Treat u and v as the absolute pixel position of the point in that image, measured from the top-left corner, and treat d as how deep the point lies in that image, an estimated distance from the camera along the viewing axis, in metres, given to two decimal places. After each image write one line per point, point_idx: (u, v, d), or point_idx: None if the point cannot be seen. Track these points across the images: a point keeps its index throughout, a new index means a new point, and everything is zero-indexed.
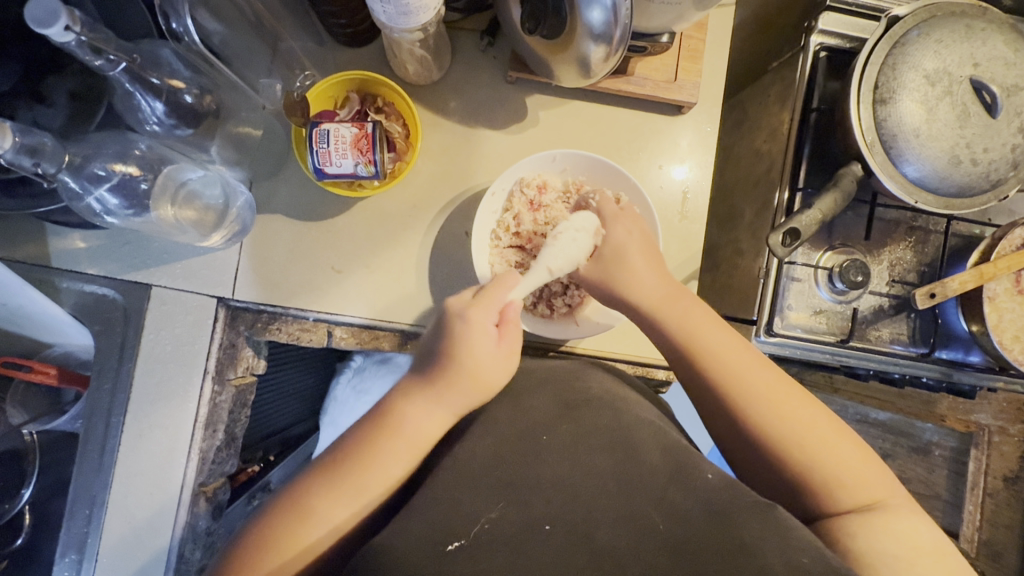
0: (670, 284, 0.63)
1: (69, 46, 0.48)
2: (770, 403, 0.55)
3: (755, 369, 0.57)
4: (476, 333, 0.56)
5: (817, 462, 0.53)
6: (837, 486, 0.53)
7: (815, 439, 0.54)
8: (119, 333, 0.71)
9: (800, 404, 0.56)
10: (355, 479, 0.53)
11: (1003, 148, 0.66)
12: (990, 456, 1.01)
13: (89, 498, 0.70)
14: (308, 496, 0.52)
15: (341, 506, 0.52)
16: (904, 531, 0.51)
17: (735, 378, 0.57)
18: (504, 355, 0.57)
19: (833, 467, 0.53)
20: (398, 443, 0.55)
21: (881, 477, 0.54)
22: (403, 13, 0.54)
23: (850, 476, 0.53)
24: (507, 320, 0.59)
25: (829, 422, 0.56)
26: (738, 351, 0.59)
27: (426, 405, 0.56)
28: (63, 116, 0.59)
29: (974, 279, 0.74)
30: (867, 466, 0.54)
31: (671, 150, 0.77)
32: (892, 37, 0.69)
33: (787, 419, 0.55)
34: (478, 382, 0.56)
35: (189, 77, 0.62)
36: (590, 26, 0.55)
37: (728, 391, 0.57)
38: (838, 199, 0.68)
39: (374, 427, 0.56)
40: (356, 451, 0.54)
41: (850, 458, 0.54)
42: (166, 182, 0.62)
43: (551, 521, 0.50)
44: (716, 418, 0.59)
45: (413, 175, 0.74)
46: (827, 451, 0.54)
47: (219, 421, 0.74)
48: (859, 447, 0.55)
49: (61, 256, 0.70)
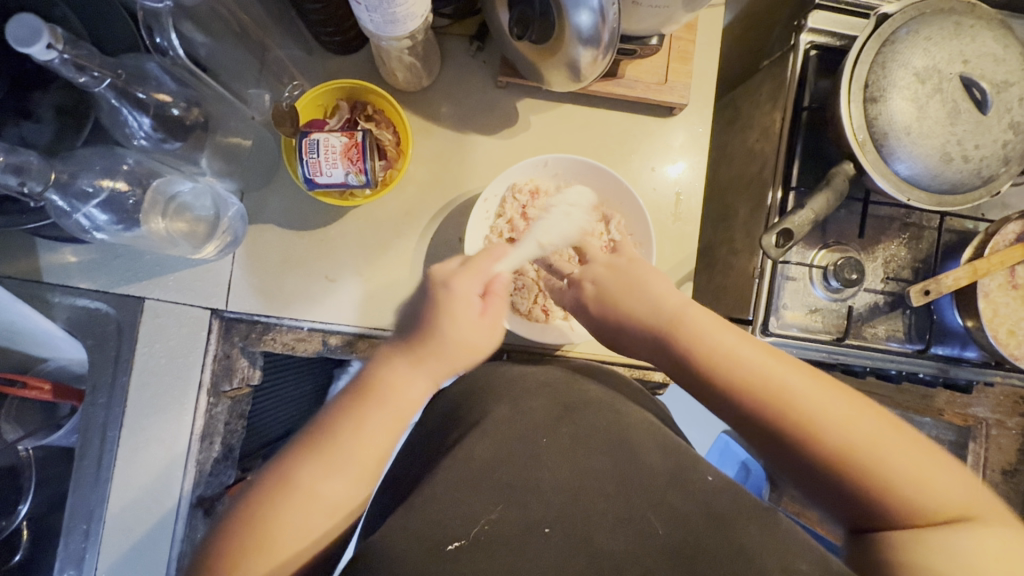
0: (676, 304, 0.60)
1: (53, 64, 0.48)
2: (793, 402, 0.52)
3: (773, 367, 0.54)
4: (458, 303, 0.56)
5: (849, 462, 0.50)
6: (882, 491, 0.49)
7: (855, 438, 0.50)
8: (112, 349, 0.70)
9: (825, 394, 0.53)
10: (345, 445, 0.52)
11: (994, 144, 0.66)
12: (989, 449, 1.03)
13: (86, 514, 0.69)
14: (296, 485, 0.50)
15: (335, 480, 0.51)
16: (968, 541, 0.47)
17: (750, 379, 0.54)
18: (487, 329, 0.58)
19: (880, 473, 0.49)
20: (382, 411, 0.54)
21: (936, 477, 0.50)
22: (390, 22, 0.54)
23: (894, 474, 0.49)
24: (493, 293, 0.58)
25: (867, 413, 0.52)
26: (747, 347, 0.56)
27: (410, 377, 0.56)
28: (50, 132, 0.58)
29: (968, 274, 0.74)
30: (914, 455, 0.50)
31: (663, 152, 0.77)
32: (881, 36, 0.68)
33: (812, 423, 0.51)
34: (462, 353, 0.57)
35: (177, 91, 0.62)
36: (579, 29, 0.55)
37: (744, 389, 0.54)
38: (831, 199, 0.68)
39: (357, 401, 0.54)
40: (342, 420, 0.53)
41: (897, 454, 0.50)
42: (154, 197, 0.62)
43: (550, 525, 0.50)
44: (738, 425, 0.56)
45: (404, 182, 0.73)
46: (869, 448, 0.50)
47: (216, 433, 0.74)
48: (900, 438, 0.51)
49: (52, 270, 0.69)
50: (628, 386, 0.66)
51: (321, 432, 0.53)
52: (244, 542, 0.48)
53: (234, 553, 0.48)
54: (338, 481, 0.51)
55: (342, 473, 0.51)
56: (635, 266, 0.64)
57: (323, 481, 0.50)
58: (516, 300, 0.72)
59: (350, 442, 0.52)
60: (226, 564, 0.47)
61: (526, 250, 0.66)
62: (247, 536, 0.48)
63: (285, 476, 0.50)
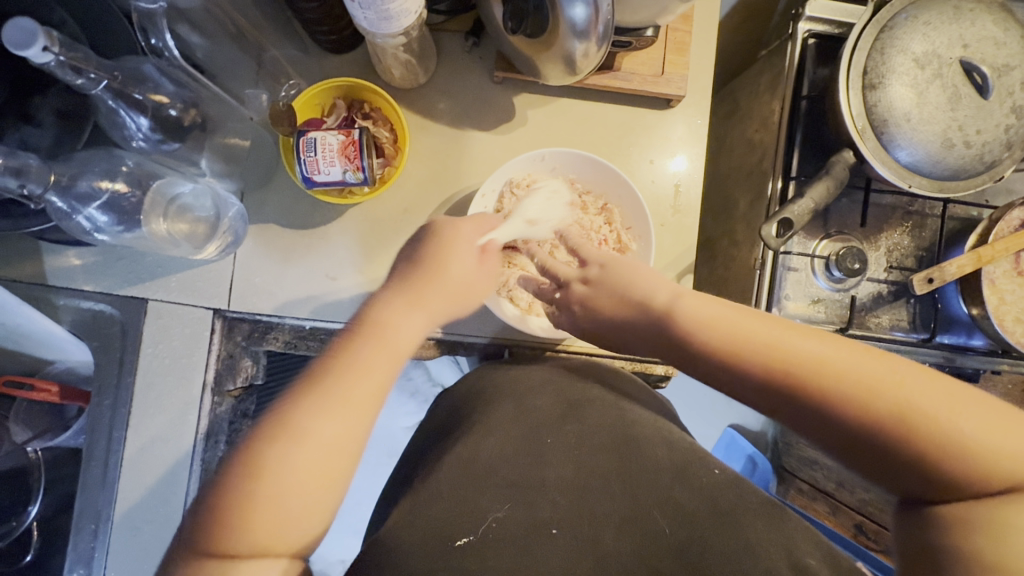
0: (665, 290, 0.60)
1: (49, 67, 0.48)
2: (814, 371, 0.49)
3: (788, 335, 0.52)
4: (451, 245, 0.58)
5: (897, 429, 0.46)
6: (943, 459, 0.45)
7: (890, 395, 0.47)
8: (117, 350, 0.71)
9: (851, 356, 0.49)
10: (339, 409, 0.50)
11: (996, 129, 0.65)
12: None
13: (94, 514, 0.70)
14: (286, 424, 0.49)
15: (329, 420, 0.49)
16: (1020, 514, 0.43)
17: (769, 352, 0.52)
18: (483, 275, 0.60)
19: (928, 433, 0.45)
20: (374, 346, 0.53)
21: (1000, 430, 0.45)
22: (384, 19, 0.54)
23: (952, 433, 0.45)
24: (489, 252, 0.61)
25: (905, 372, 0.48)
26: (749, 320, 0.55)
27: (406, 315, 0.55)
28: (51, 135, 0.59)
29: (972, 261, 0.73)
30: (972, 408, 0.46)
31: (662, 144, 0.77)
32: (879, 23, 0.68)
33: (837, 391, 0.48)
34: (461, 294, 0.58)
35: (174, 92, 0.61)
36: (573, 22, 0.55)
37: (758, 366, 0.52)
38: (831, 187, 0.67)
39: (352, 339, 0.54)
40: (336, 355, 0.53)
41: (946, 410, 0.46)
42: (156, 198, 0.62)
43: (557, 525, 0.50)
44: (762, 404, 0.53)
45: (403, 179, 0.74)
46: (910, 403, 0.46)
47: (220, 432, 0.75)
48: (953, 390, 0.47)
49: (57, 273, 0.70)
50: (629, 380, 0.66)
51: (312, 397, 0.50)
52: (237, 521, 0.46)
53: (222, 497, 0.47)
54: (330, 420, 0.49)
55: (337, 441, 0.49)
56: (620, 262, 0.63)
57: (318, 452, 0.49)
58: (515, 295, 0.72)
59: (343, 407, 0.50)
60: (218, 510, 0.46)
61: (515, 225, 0.66)
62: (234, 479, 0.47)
63: (270, 438, 0.48)
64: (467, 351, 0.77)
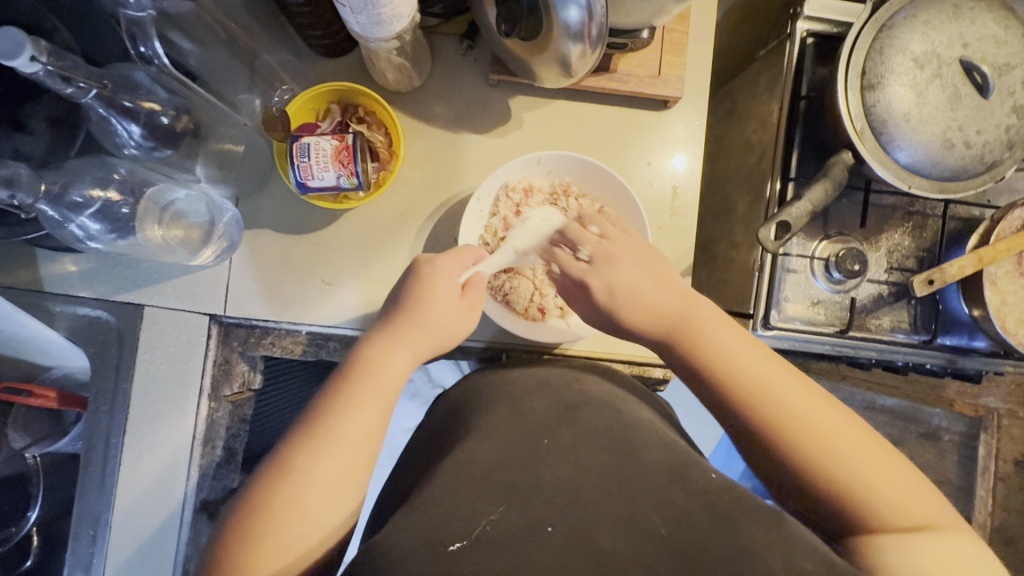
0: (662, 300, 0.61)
1: (38, 76, 0.48)
2: (776, 397, 0.54)
3: (756, 359, 0.57)
4: (438, 281, 0.59)
5: (839, 465, 0.50)
6: (868, 497, 0.50)
7: (832, 436, 0.52)
8: (113, 354, 0.71)
9: (807, 396, 0.54)
10: (341, 442, 0.51)
11: (996, 129, 0.65)
12: (1002, 439, 1.00)
13: (93, 519, 0.70)
14: (288, 469, 0.49)
15: (326, 462, 0.50)
16: (927, 553, 0.47)
17: (738, 370, 0.56)
18: (466, 312, 0.60)
19: (858, 471, 0.50)
20: (367, 386, 0.54)
21: (916, 493, 0.50)
22: (376, 23, 0.54)
23: (881, 479, 0.50)
24: (473, 285, 0.61)
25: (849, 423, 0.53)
26: (733, 337, 0.58)
27: (394, 353, 0.56)
28: (44, 143, 0.59)
29: (974, 263, 0.72)
30: (895, 471, 0.51)
31: (660, 146, 0.76)
32: (877, 22, 0.67)
33: (792, 413, 0.53)
34: (444, 329, 0.59)
35: (166, 99, 0.61)
36: (567, 25, 0.54)
37: (733, 380, 0.56)
38: (830, 189, 0.67)
39: (344, 379, 0.55)
40: (329, 396, 0.54)
41: (874, 460, 0.51)
42: (149, 205, 0.62)
43: (551, 523, 0.48)
44: (724, 415, 0.57)
45: (399, 183, 0.73)
46: (850, 449, 0.51)
47: (216, 437, 0.74)
48: (883, 447, 0.52)
49: (53, 281, 0.70)
50: (628, 384, 0.66)
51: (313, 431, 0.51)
52: (243, 552, 0.47)
53: (234, 543, 0.48)
54: (328, 462, 0.50)
55: (340, 475, 0.50)
56: (639, 247, 0.65)
57: (321, 485, 0.49)
58: (511, 298, 0.71)
59: (345, 441, 0.51)
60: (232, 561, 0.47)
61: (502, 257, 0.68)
62: (245, 524, 0.48)
63: (272, 484, 0.49)
64: (465, 355, 0.77)
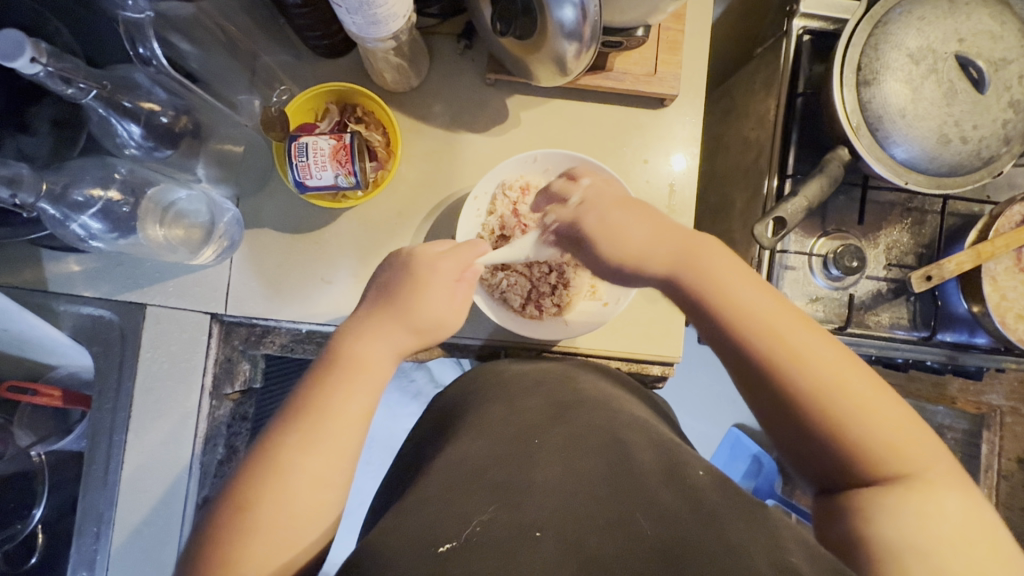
0: (682, 244, 0.59)
1: (38, 77, 0.49)
2: (798, 354, 0.52)
3: (783, 314, 0.54)
4: (428, 284, 0.59)
5: (853, 420, 0.49)
6: (879, 453, 0.49)
7: (854, 396, 0.50)
8: (116, 354, 0.72)
9: (831, 353, 0.52)
10: (335, 433, 0.52)
11: (993, 124, 0.64)
12: (1005, 437, 0.99)
13: (96, 516, 0.71)
14: (277, 467, 0.50)
15: (316, 458, 0.50)
16: (936, 513, 0.47)
17: (765, 324, 0.54)
18: (455, 310, 0.60)
19: (874, 432, 0.49)
20: (353, 381, 0.54)
21: (929, 457, 0.49)
22: (372, 23, 0.54)
23: (892, 433, 0.49)
24: (466, 279, 0.61)
25: (872, 383, 0.51)
26: (757, 293, 0.56)
27: (384, 349, 0.57)
28: (47, 144, 0.60)
29: (972, 259, 0.72)
30: (912, 434, 0.50)
31: (657, 144, 0.76)
32: (872, 18, 0.67)
33: (813, 372, 0.51)
34: (429, 327, 0.59)
35: (165, 100, 0.63)
36: (561, 23, 0.55)
37: (757, 335, 0.53)
38: (825, 185, 0.67)
39: (326, 375, 0.55)
40: (313, 392, 0.54)
41: (892, 421, 0.50)
42: (150, 205, 0.63)
43: (541, 528, 0.46)
44: (739, 371, 0.55)
45: (397, 182, 0.74)
46: (870, 410, 0.50)
47: (218, 435, 0.76)
48: (894, 398, 0.51)
49: (58, 280, 0.71)
50: (623, 381, 0.67)
51: (304, 427, 0.52)
52: (235, 553, 0.47)
53: (222, 541, 0.48)
54: (320, 457, 0.51)
55: (329, 468, 0.51)
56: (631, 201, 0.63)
57: (315, 480, 0.50)
58: (506, 295, 0.72)
59: (339, 434, 0.52)
60: (220, 557, 0.47)
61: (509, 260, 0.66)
62: (235, 523, 0.48)
63: (259, 481, 0.49)
64: (464, 353, 0.78)
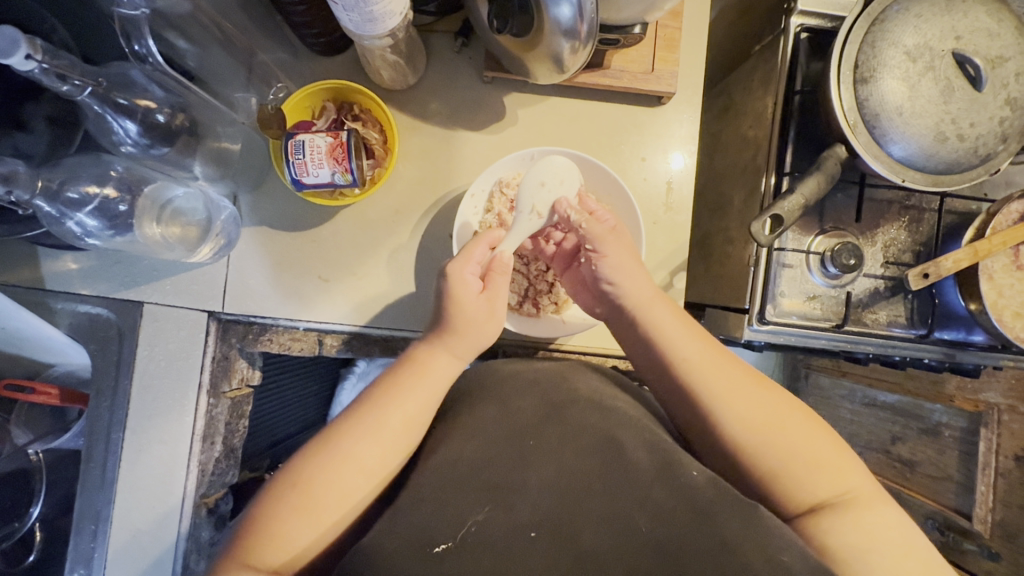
0: (645, 294, 0.62)
1: (34, 74, 0.49)
2: (717, 389, 0.56)
3: (703, 351, 0.59)
4: (463, 286, 0.59)
5: (792, 466, 0.53)
6: (806, 479, 0.52)
7: (774, 425, 0.54)
8: (114, 351, 0.72)
9: (749, 386, 0.56)
10: (380, 437, 0.53)
11: (990, 122, 0.64)
12: (1001, 435, 0.94)
13: (93, 514, 0.71)
14: (333, 447, 0.52)
15: (368, 446, 0.53)
16: (870, 526, 0.51)
17: (687, 360, 0.58)
18: (487, 308, 0.60)
19: (796, 457, 0.53)
20: (412, 382, 0.57)
21: (851, 472, 0.54)
22: (369, 21, 0.54)
23: (828, 470, 0.53)
24: (491, 275, 0.61)
25: (789, 411, 0.55)
26: (680, 332, 0.60)
27: (449, 356, 0.59)
28: (44, 142, 0.61)
29: (968, 257, 0.72)
30: (831, 453, 0.54)
31: (655, 142, 0.76)
32: (870, 15, 0.67)
33: (732, 404, 0.55)
34: (469, 332, 0.59)
35: (162, 97, 0.62)
36: (558, 21, 0.55)
37: (684, 371, 0.58)
38: (823, 182, 0.67)
39: (395, 372, 0.58)
40: (382, 386, 0.57)
41: (812, 442, 0.54)
42: (147, 203, 0.63)
43: (537, 527, 0.47)
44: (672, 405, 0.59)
45: (394, 179, 0.74)
46: (788, 437, 0.54)
47: (216, 433, 0.75)
48: (824, 427, 0.56)
49: (55, 277, 0.71)
50: (622, 378, 0.67)
51: (353, 426, 0.54)
52: (274, 517, 0.50)
53: (274, 509, 0.50)
54: (371, 445, 0.53)
55: (380, 457, 0.53)
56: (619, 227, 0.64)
57: (360, 467, 0.52)
58: None
59: (393, 427, 0.54)
60: (270, 524, 0.50)
61: (523, 226, 0.66)
62: (292, 493, 0.50)
63: (316, 455, 0.52)
64: None
